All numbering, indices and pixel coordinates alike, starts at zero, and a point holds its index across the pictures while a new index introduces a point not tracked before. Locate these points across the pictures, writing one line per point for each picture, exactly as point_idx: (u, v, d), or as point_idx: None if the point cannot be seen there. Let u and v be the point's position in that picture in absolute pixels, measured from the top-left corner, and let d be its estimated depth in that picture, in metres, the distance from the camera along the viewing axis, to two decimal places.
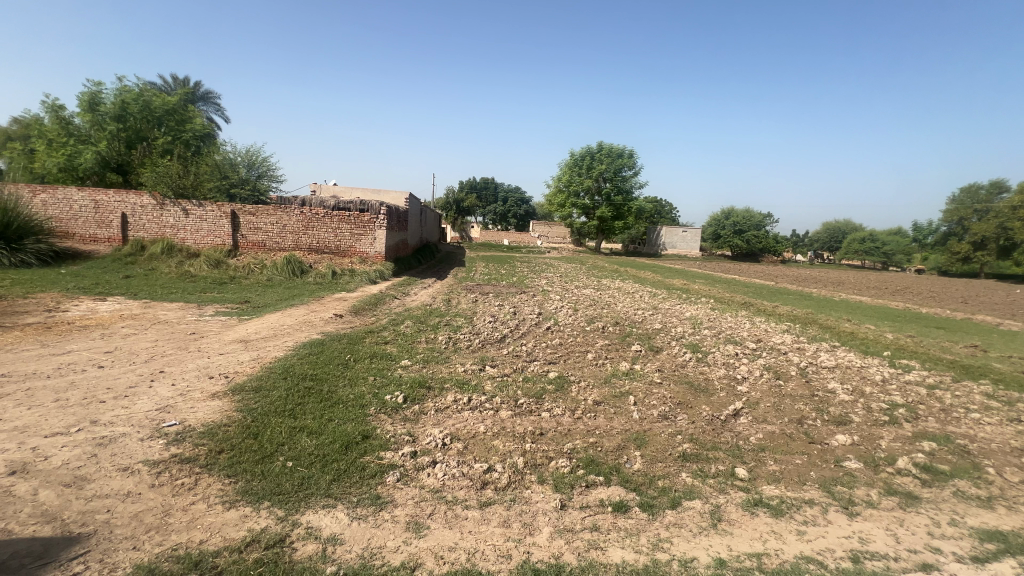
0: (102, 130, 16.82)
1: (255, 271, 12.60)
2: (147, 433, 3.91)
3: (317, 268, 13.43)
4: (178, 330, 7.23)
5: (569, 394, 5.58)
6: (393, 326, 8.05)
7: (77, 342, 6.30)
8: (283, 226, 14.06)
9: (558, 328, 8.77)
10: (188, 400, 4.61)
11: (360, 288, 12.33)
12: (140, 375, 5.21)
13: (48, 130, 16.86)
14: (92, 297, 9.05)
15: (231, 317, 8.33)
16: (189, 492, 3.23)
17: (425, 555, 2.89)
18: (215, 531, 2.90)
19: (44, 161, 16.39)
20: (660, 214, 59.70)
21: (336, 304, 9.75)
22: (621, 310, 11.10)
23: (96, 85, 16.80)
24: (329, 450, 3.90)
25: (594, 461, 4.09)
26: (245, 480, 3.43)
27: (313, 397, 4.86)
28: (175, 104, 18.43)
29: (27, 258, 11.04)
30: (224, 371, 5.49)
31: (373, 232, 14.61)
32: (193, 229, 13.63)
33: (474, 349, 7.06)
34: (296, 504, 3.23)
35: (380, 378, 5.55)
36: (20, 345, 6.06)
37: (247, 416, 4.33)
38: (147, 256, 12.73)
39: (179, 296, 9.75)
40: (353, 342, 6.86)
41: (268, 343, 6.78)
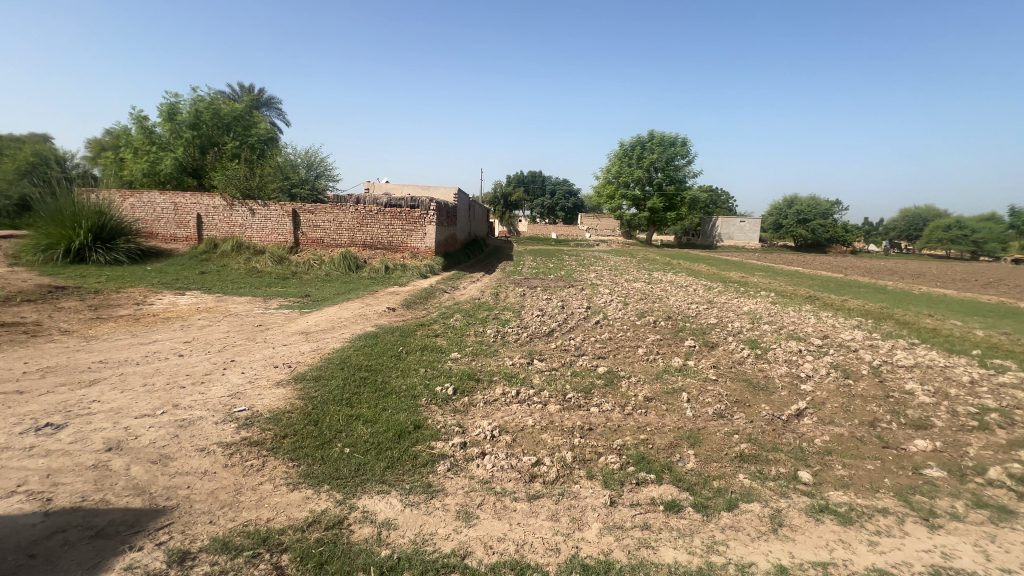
0: (181, 138, 18.28)
1: (315, 267, 13.26)
2: (221, 417, 4.23)
3: (372, 263, 13.94)
4: (246, 322, 7.76)
5: (619, 389, 5.48)
6: (443, 320, 8.23)
7: (161, 333, 6.92)
8: (339, 223, 14.70)
9: (607, 322, 8.62)
10: (257, 388, 4.94)
11: (412, 282, 12.69)
12: (214, 364, 5.63)
13: (134, 139, 18.52)
14: (173, 292, 9.86)
15: (293, 310, 8.81)
16: (258, 473, 3.47)
17: (474, 544, 2.94)
18: (281, 510, 3.10)
19: (132, 168, 18.02)
20: (715, 204, 57.24)
21: (389, 298, 10.09)
22: (674, 304, 10.75)
23: (173, 97, 18.22)
24: (384, 437, 4.05)
25: (646, 458, 4.00)
26: (307, 464, 3.63)
27: (368, 387, 5.06)
28: (242, 109, 19.64)
29: (118, 256, 12.21)
30: (287, 361, 5.83)
31: (423, 228, 14.98)
32: (259, 228, 14.54)
33: (522, 343, 7.09)
34: (354, 488, 3.38)
35: (431, 370, 5.69)
36: (115, 334, 6.73)
37: (308, 404, 4.58)
38: (219, 253, 13.73)
39: (248, 291, 10.46)
40: (406, 335, 7.07)
41: (326, 335, 7.12)
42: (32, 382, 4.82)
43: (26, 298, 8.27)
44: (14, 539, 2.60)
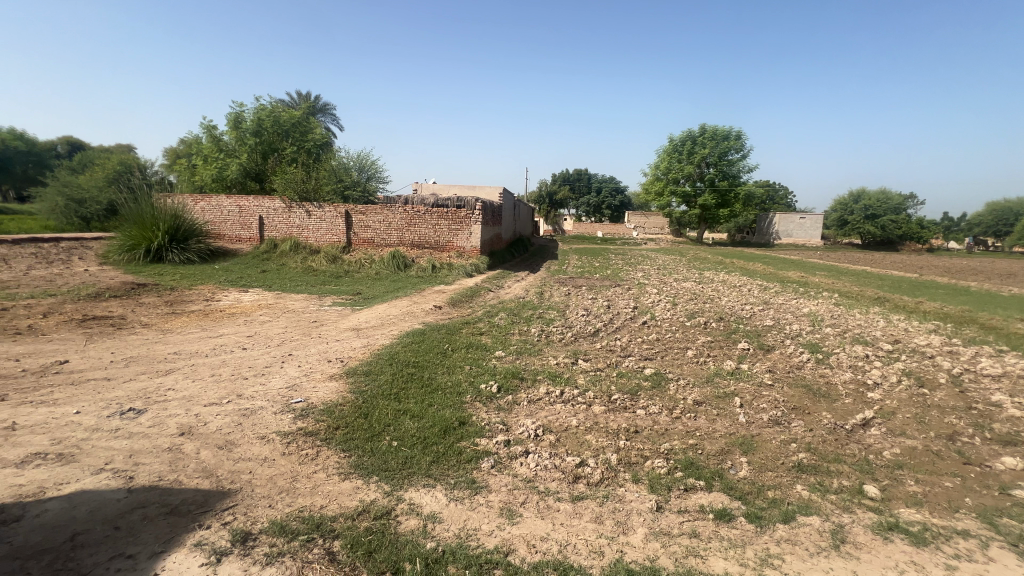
0: (245, 145, 19.50)
1: (366, 266, 13.76)
2: (280, 407, 4.48)
3: (419, 262, 14.30)
4: (303, 318, 8.18)
5: (667, 392, 5.32)
6: (488, 318, 8.31)
7: (227, 327, 7.42)
8: (389, 223, 15.18)
9: (655, 323, 8.39)
10: (312, 381, 5.20)
11: (458, 281, 12.91)
12: (273, 357, 5.97)
13: (205, 147, 19.95)
14: (237, 289, 10.54)
15: (345, 307, 9.18)
16: (312, 462, 3.65)
17: (517, 542, 2.95)
18: (334, 498, 3.24)
19: (202, 174, 19.42)
20: (772, 200, 54.43)
21: (436, 296, 10.31)
22: (726, 304, 10.31)
23: (239, 107, 19.47)
24: (429, 432, 4.15)
25: (694, 464, 3.86)
26: (357, 455, 3.77)
27: (415, 383, 5.19)
28: (300, 116, 20.69)
29: (190, 256, 13.21)
30: (340, 356, 6.08)
31: (469, 227, 15.20)
32: (314, 228, 15.28)
33: (567, 342, 7.04)
34: (401, 481, 3.48)
35: (476, 368, 5.76)
36: (187, 328, 7.29)
37: (359, 398, 4.76)
38: (279, 252, 14.53)
39: (304, 289, 11.01)
40: (451, 332, 7.20)
41: (376, 331, 7.37)
42: (117, 371, 5.31)
43: (113, 294, 9.11)
44: (102, 512, 2.87)
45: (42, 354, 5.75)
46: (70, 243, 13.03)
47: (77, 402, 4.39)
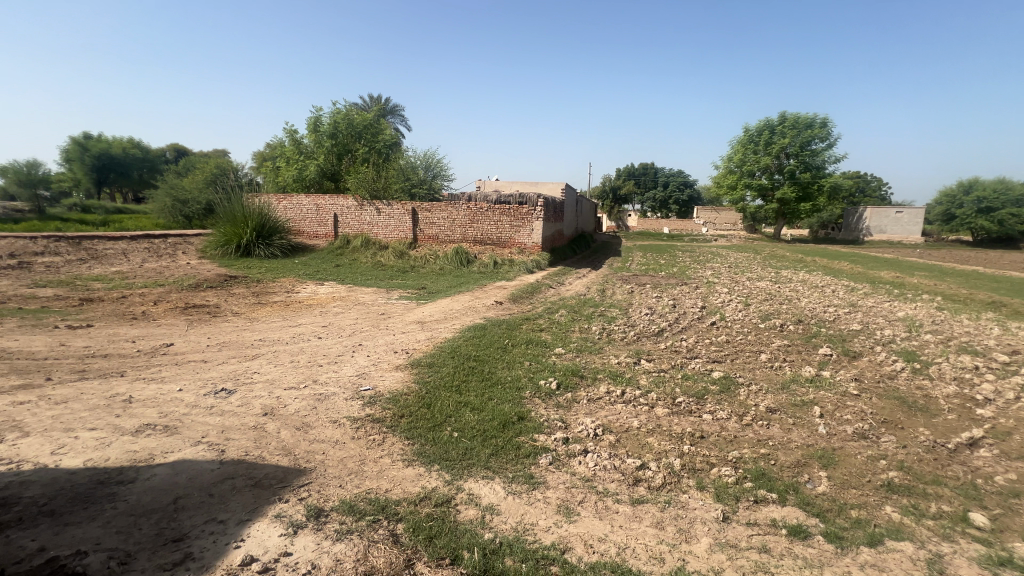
0: (322, 147, 20.81)
1: (431, 261, 14.22)
2: (350, 394, 4.75)
3: (482, 258, 14.54)
4: (373, 310, 8.62)
5: (736, 397, 5.03)
6: (548, 315, 8.30)
7: (306, 317, 7.99)
8: (453, 220, 15.59)
9: (724, 324, 7.95)
10: (380, 370, 5.47)
11: (519, 277, 12.99)
12: (345, 347, 6.34)
13: (287, 150, 21.53)
14: (314, 282, 11.29)
15: (411, 301, 9.54)
16: (378, 447, 3.84)
17: (574, 540, 2.93)
18: (398, 483, 3.39)
19: (285, 175, 20.97)
20: (862, 193, 49.61)
21: (497, 292, 10.45)
22: (806, 306, 9.56)
23: (317, 111, 20.78)
24: (489, 425, 4.21)
25: (766, 475, 3.62)
26: (420, 444, 3.91)
27: (476, 376, 5.30)
28: (371, 118, 21.72)
29: (275, 251, 14.33)
30: (405, 347, 6.34)
31: (531, 224, 15.25)
32: (384, 225, 16.03)
33: (629, 341, 6.87)
34: (461, 470, 3.58)
35: (535, 364, 5.78)
36: (271, 317, 7.94)
37: (422, 388, 4.94)
38: (351, 248, 15.38)
39: (373, 283, 11.59)
40: (512, 328, 7.27)
41: (439, 325, 7.60)
42: (212, 354, 5.89)
43: (210, 285, 10.11)
44: (199, 480, 3.20)
45: (152, 336, 6.50)
46: (176, 239, 14.62)
47: (180, 381, 4.93)
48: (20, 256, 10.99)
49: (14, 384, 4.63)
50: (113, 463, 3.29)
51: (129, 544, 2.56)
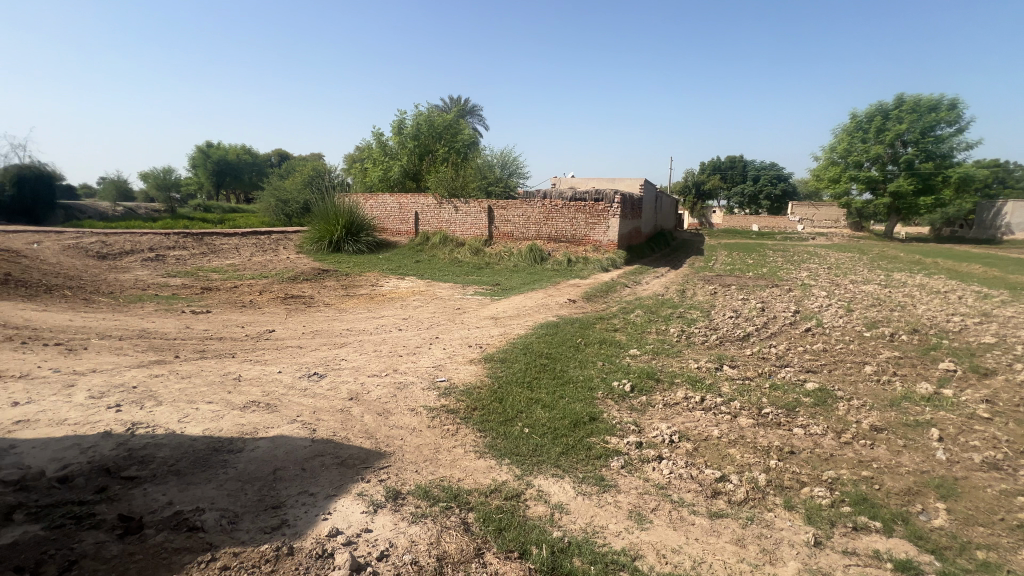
0: (406, 149, 21.90)
1: (505, 258, 14.42)
2: (427, 384, 4.96)
3: (555, 256, 14.50)
4: (449, 305, 8.93)
5: (834, 411, 4.57)
6: (623, 314, 8.08)
7: (388, 309, 8.48)
8: (528, 217, 15.71)
9: (821, 331, 7.24)
10: (455, 363, 5.66)
11: (593, 275, 12.78)
12: (423, 339, 6.64)
13: (375, 152, 22.92)
14: (396, 277, 11.94)
15: (485, 297, 9.75)
16: (452, 437, 3.97)
17: (646, 548, 2.84)
18: (469, 474, 3.49)
19: (371, 176, 22.35)
20: (1001, 184, 42.69)
21: (571, 290, 10.36)
22: (924, 313, 8.42)
23: (402, 114, 21.88)
24: (560, 424, 4.19)
25: (868, 500, 3.25)
26: (491, 437, 3.99)
27: (548, 374, 5.30)
28: (451, 119, 22.43)
29: (361, 247, 15.32)
30: (479, 342, 6.50)
31: (607, 221, 14.95)
32: (461, 223, 16.54)
33: (710, 345, 6.49)
34: (531, 466, 3.60)
35: (609, 364, 5.65)
36: (358, 308, 8.53)
37: (495, 382, 5.03)
38: (430, 244, 16.04)
39: (450, 278, 12.00)
40: (585, 327, 7.17)
41: (512, 321, 7.69)
42: (307, 340, 6.45)
43: (305, 278, 11.07)
44: (294, 455, 3.51)
45: (258, 323, 7.26)
46: (278, 235, 16.17)
47: (280, 364, 5.45)
48: (156, 249, 12.77)
49: (150, 359, 5.39)
50: (226, 434, 3.72)
51: (237, 506, 2.87)
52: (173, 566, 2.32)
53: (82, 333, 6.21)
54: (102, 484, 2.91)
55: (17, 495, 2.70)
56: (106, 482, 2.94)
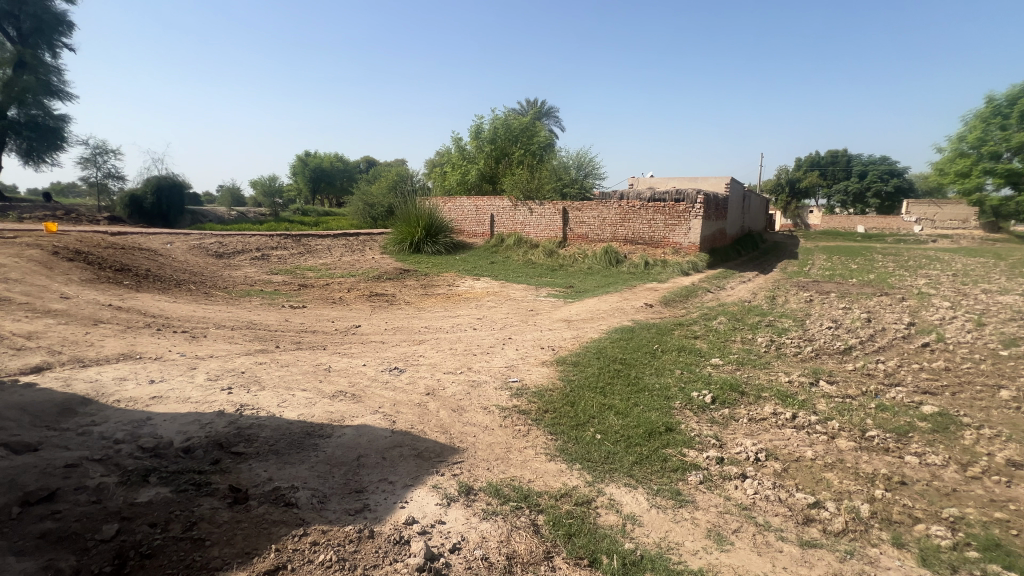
0: (483, 152, 22.47)
1: (579, 260, 14.26)
2: (500, 384, 5.05)
3: (632, 258, 14.09)
4: (522, 306, 9.01)
5: (957, 440, 3.98)
6: (704, 321, 7.65)
7: (464, 309, 8.75)
8: (603, 219, 15.44)
9: (943, 347, 6.35)
10: (527, 364, 5.70)
11: (672, 279, 12.24)
12: (496, 339, 6.76)
13: (454, 156, 23.75)
14: (472, 277, 12.27)
15: (558, 299, 9.71)
16: (523, 438, 4.00)
17: (726, 571, 2.66)
18: (540, 476, 3.49)
19: (450, 179, 23.19)
20: None
21: (647, 294, 10.02)
22: None
23: (480, 119, 22.47)
24: (634, 432, 4.06)
25: (1001, 547, 2.79)
26: (563, 441, 3.96)
27: (622, 380, 5.15)
28: (528, 121, 22.62)
29: (440, 248, 15.95)
30: (551, 344, 6.48)
31: (688, 222, 14.27)
32: (535, 224, 16.65)
33: (804, 358, 5.95)
34: (602, 474, 3.52)
35: (688, 373, 5.37)
36: (435, 307, 8.89)
37: (567, 386, 5.00)
38: (505, 245, 16.30)
39: (524, 279, 12.12)
40: (662, 332, 6.89)
41: (586, 324, 7.58)
42: (389, 336, 6.83)
43: (388, 277, 11.74)
44: (376, 443, 3.74)
45: (346, 318, 7.82)
46: (365, 237, 17.30)
47: (365, 358, 5.82)
48: (262, 249, 14.22)
49: (256, 348, 6.01)
50: (317, 419, 4.05)
51: (326, 487, 3.11)
52: (272, 535, 2.56)
53: (203, 322, 7.07)
54: (216, 457, 3.29)
55: (152, 460, 3.13)
56: (219, 455, 3.32)
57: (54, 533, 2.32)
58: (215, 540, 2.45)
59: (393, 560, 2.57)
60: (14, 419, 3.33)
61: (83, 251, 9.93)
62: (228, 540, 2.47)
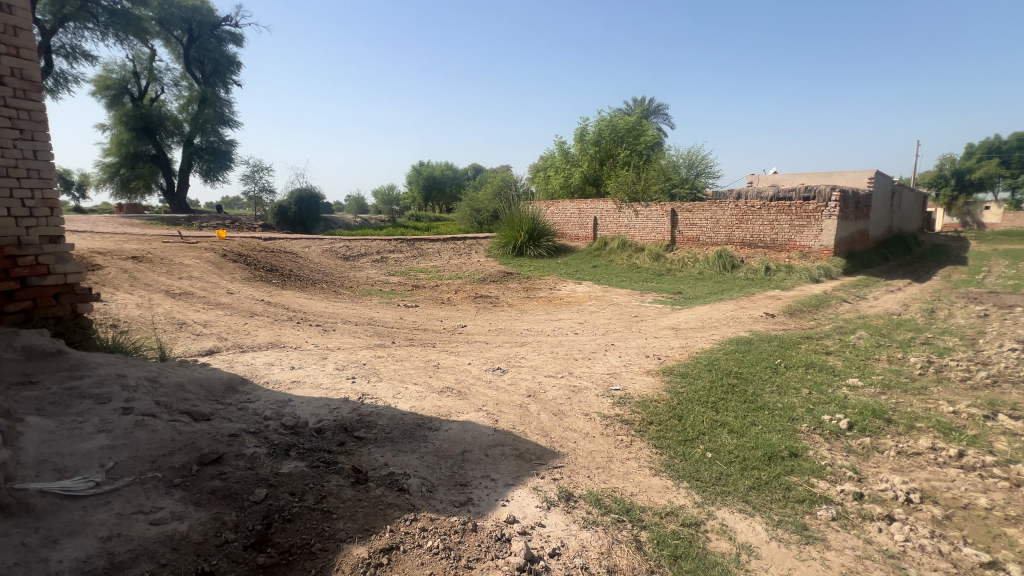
0: (588, 155, 22.24)
1: (688, 264, 13.43)
2: (602, 391, 4.94)
3: (750, 263, 12.92)
4: (626, 312, 8.73)
5: None
6: (839, 335, 6.72)
7: (565, 313, 8.73)
8: (717, 220, 14.39)
9: None
10: (631, 372, 5.50)
11: (798, 286, 10.99)
12: (599, 345, 6.64)
13: (557, 159, 23.87)
14: (573, 281, 12.20)
15: (665, 305, 9.24)
16: (626, 449, 3.87)
17: None
18: (643, 490, 3.35)
19: (554, 183, 23.34)
20: None
21: (768, 303, 9.11)
22: None
23: (584, 121, 22.31)
24: (750, 454, 3.70)
25: None
26: (669, 456, 3.76)
27: (737, 396, 4.73)
28: (635, 121, 21.88)
29: (542, 252, 16.16)
30: (657, 353, 6.19)
31: (820, 223, 12.73)
32: (641, 227, 16.08)
33: (976, 385, 4.94)
34: (714, 495, 3.27)
35: (818, 394, 4.76)
36: (538, 310, 9.00)
37: (674, 398, 4.73)
38: (608, 249, 15.95)
39: (627, 284, 11.74)
40: (786, 346, 6.20)
41: (695, 333, 7.11)
42: (493, 337, 7.07)
43: (493, 280, 12.14)
44: (480, 440, 3.87)
45: (453, 318, 8.25)
46: (472, 241, 18.10)
47: (470, 357, 6.08)
48: (381, 252, 15.58)
49: (376, 343, 6.60)
50: (427, 413, 4.31)
51: (433, 478, 3.30)
52: (387, 517, 2.78)
53: (333, 318, 7.96)
54: (342, 439, 3.67)
55: (292, 437, 3.59)
56: (344, 438, 3.70)
57: (221, 490, 2.77)
58: (340, 514, 2.72)
59: (494, 556, 2.64)
60: (194, 391, 4.06)
61: (244, 254, 11.78)
62: (351, 516, 2.73)
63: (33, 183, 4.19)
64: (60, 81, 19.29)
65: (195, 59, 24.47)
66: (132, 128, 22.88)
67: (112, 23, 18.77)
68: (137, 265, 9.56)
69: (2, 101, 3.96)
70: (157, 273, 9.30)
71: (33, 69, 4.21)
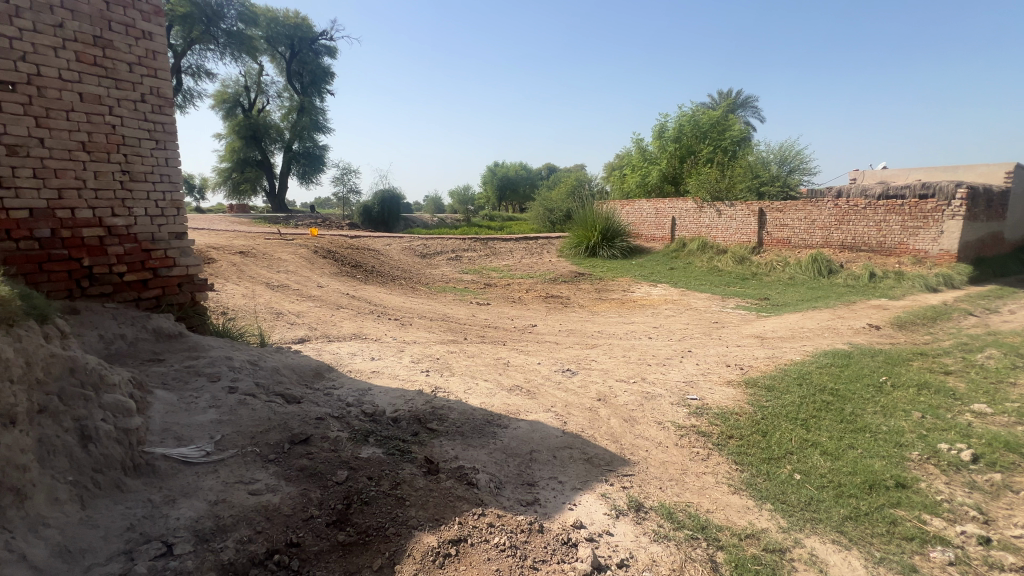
0: (666, 152, 21.28)
1: (777, 268, 12.42)
2: (676, 400, 4.72)
3: (850, 269, 11.68)
4: (706, 317, 8.27)
5: None
6: (961, 353, 5.86)
7: (639, 316, 8.44)
8: (812, 221, 13.22)
9: None
10: (709, 381, 5.19)
11: (909, 296, 9.74)
12: (674, 351, 6.34)
13: (633, 158, 23.24)
14: (648, 283, 11.79)
15: (749, 312, 8.63)
16: (703, 462, 3.67)
17: None
18: (721, 508, 3.14)
19: (630, 182, 22.88)
20: None
21: (872, 313, 8.17)
22: None
23: (664, 118, 21.42)
24: (847, 480, 3.34)
25: None
26: (751, 473, 3.50)
27: (832, 414, 4.29)
28: (720, 115, 20.57)
29: (615, 252, 15.78)
30: (740, 362, 5.79)
31: (939, 224, 11.22)
32: (723, 228, 15.16)
33: None
34: (801, 521, 2.99)
35: (932, 418, 4.19)
36: (610, 312, 8.80)
37: (758, 412, 4.39)
38: (687, 250, 15.22)
39: (707, 288, 11.12)
40: (893, 362, 5.53)
41: (784, 344, 6.55)
42: (563, 338, 7.01)
43: (565, 280, 12.08)
44: (547, 441, 3.86)
45: (524, 318, 8.29)
46: (544, 241, 18.10)
47: (540, 357, 6.08)
48: (456, 250, 16.07)
49: (449, 338, 6.82)
50: (496, 410, 4.37)
51: (501, 475, 3.34)
52: (456, 509, 2.86)
53: (410, 313, 8.35)
54: (416, 429, 3.83)
55: (371, 424, 3.81)
56: (418, 428, 3.85)
57: (308, 468, 3.00)
58: (413, 502, 2.84)
59: (560, 559, 2.61)
60: (287, 375, 4.44)
61: (333, 251, 12.69)
62: (423, 504, 2.83)
63: (164, 186, 4.80)
64: (187, 97, 22.05)
65: (296, 72, 26.79)
66: (243, 137, 25.51)
67: (229, 44, 21.07)
68: (243, 259, 10.65)
69: (143, 116, 4.59)
70: (259, 267, 10.31)
71: (168, 87, 4.82)
